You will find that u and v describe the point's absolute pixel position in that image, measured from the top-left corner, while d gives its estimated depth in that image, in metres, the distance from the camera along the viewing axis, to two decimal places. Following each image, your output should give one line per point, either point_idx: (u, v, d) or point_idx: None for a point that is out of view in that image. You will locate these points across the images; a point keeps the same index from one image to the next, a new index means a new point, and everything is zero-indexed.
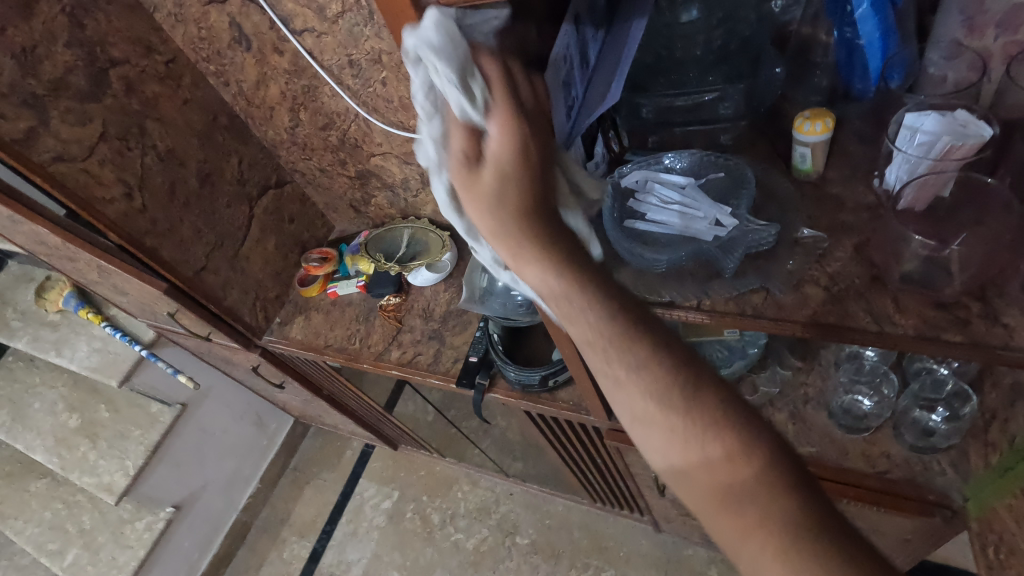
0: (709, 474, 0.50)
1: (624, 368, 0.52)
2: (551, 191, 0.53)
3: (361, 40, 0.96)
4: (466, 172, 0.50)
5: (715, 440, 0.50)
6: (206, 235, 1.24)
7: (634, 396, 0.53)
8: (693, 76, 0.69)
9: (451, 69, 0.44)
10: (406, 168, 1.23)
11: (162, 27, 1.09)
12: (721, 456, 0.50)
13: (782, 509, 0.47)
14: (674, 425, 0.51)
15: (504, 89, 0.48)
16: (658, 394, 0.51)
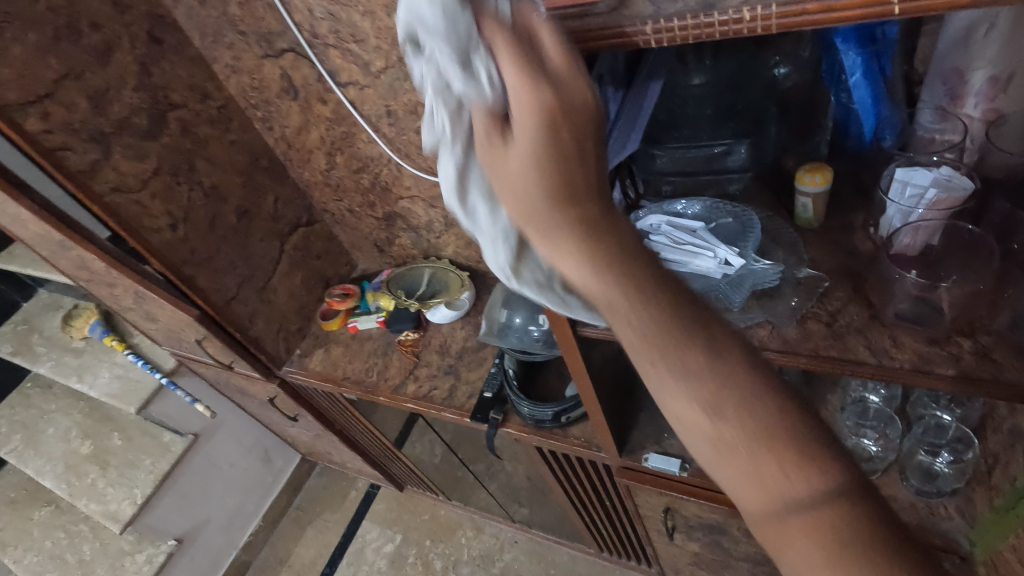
0: (785, 508, 0.43)
1: (686, 394, 0.46)
2: (574, 174, 0.47)
3: (400, 93, 1.06)
4: (482, 147, 0.48)
5: (796, 466, 0.43)
6: (240, 267, 1.31)
7: (696, 412, 0.46)
8: (704, 134, 0.73)
9: (448, 44, 0.44)
10: (431, 211, 1.30)
11: (218, 76, 1.19)
12: (795, 481, 0.43)
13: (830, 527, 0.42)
14: (744, 451, 0.45)
15: (514, 50, 0.45)
16: (731, 408, 0.45)
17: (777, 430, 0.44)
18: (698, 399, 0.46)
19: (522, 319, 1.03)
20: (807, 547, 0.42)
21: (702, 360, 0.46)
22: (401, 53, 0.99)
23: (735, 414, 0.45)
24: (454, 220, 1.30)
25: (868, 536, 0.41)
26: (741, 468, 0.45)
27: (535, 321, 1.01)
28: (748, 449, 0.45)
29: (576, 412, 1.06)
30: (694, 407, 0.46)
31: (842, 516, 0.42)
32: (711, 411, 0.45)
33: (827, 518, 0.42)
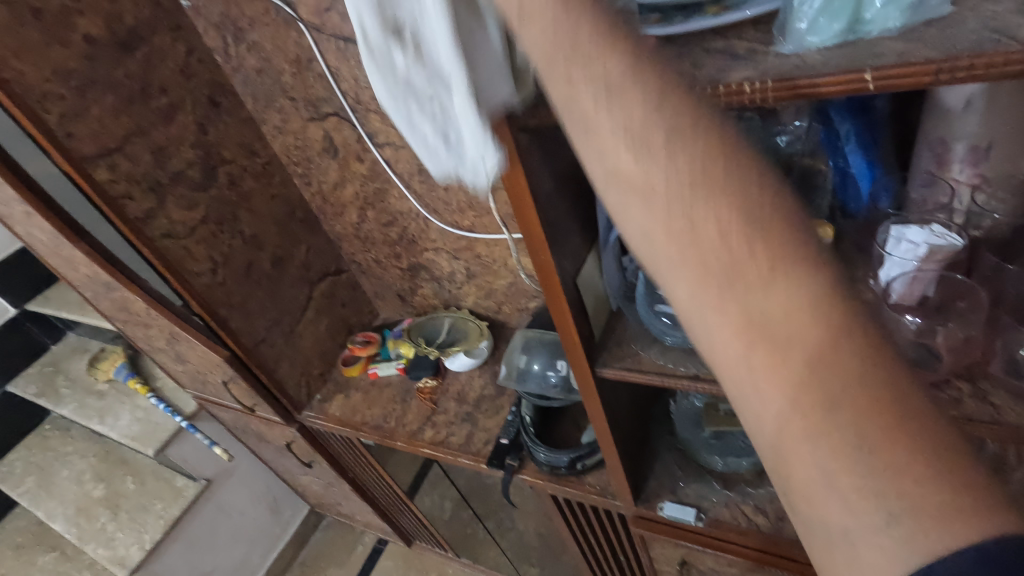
0: (763, 338, 0.36)
1: (668, 202, 0.37)
2: None
3: None
4: None
5: (782, 281, 0.36)
6: (270, 311, 1.37)
7: (677, 223, 0.37)
8: None
9: None
10: (454, 262, 1.37)
11: (265, 136, 1.30)
12: (778, 307, 0.36)
13: (809, 340, 0.35)
14: (724, 272, 0.37)
15: None
16: (711, 221, 0.36)
17: (772, 248, 0.36)
18: (681, 210, 0.37)
19: (541, 365, 1.07)
20: (791, 391, 0.36)
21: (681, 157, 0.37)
22: None
23: (719, 228, 0.36)
24: (475, 271, 1.37)
25: (865, 381, 0.34)
26: (711, 271, 0.37)
27: (554, 366, 1.06)
28: (731, 271, 0.37)
29: (592, 460, 1.08)
30: (666, 221, 0.37)
31: (832, 355, 0.35)
32: (696, 224, 0.37)
33: (817, 354, 0.35)
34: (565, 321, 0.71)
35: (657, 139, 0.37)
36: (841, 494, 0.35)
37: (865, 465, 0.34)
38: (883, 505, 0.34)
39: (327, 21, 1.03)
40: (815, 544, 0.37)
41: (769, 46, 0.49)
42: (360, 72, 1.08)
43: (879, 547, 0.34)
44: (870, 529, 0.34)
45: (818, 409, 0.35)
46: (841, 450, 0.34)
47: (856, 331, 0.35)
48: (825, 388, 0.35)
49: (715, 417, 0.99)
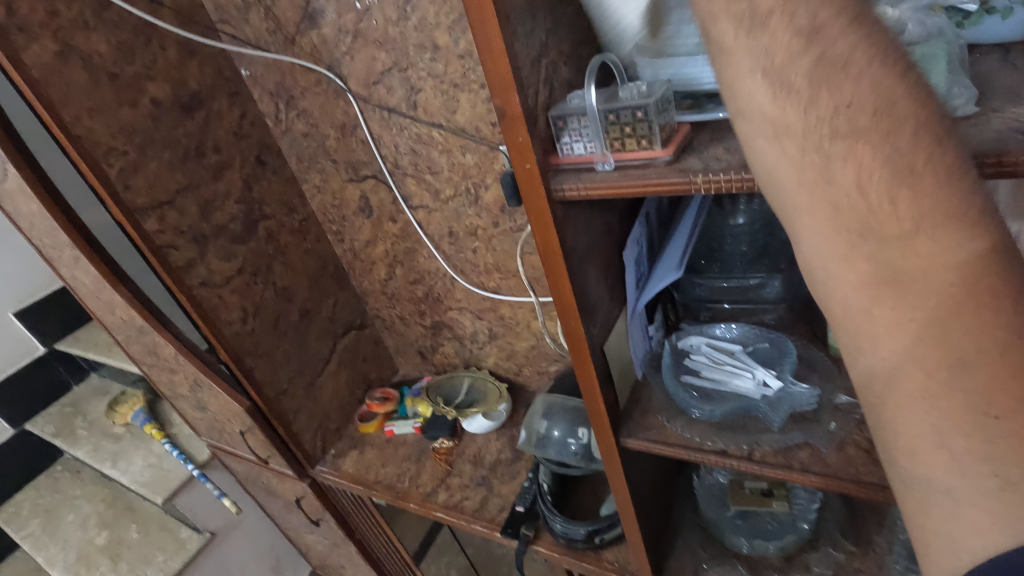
0: (898, 292, 0.36)
1: (909, 152, 0.34)
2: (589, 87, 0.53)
3: (463, 217, 1.20)
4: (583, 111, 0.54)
5: (923, 234, 0.34)
6: (294, 362, 1.39)
7: (847, 162, 0.35)
8: (739, 268, 0.84)
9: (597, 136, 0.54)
10: (477, 322, 1.39)
11: (305, 194, 1.37)
12: (926, 256, 0.34)
13: (953, 283, 0.34)
14: (886, 212, 0.35)
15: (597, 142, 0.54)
16: (854, 142, 0.35)
17: (941, 205, 0.34)
18: (867, 155, 0.35)
19: (561, 432, 1.06)
20: (925, 341, 0.35)
21: (881, 97, 0.34)
22: (470, 185, 1.13)
23: (872, 170, 0.35)
24: (498, 331, 1.38)
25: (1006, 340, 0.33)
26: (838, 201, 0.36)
27: (574, 433, 1.04)
28: (877, 213, 0.35)
29: (611, 534, 1.04)
30: (868, 152, 0.35)
31: (971, 306, 0.34)
32: (879, 163, 0.34)
33: (949, 300, 0.34)
34: (592, 388, 0.71)
35: (862, 68, 0.34)
36: (949, 448, 0.35)
37: (969, 421, 0.34)
38: (995, 472, 0.34)
39: (373, 93, 1.10)
40: (913, 503, 0.38)
41: None
42: (401, 140, 1.14)
43: (984, 518, 0.34)
44: (980, 493, 0.34)
45: (945, 369, 0.35)
46: (960, 408, 0.35)
47: (992, 284, 0.34)
48: (956, 333, 0.34)
49: (743, 496, 0.97)
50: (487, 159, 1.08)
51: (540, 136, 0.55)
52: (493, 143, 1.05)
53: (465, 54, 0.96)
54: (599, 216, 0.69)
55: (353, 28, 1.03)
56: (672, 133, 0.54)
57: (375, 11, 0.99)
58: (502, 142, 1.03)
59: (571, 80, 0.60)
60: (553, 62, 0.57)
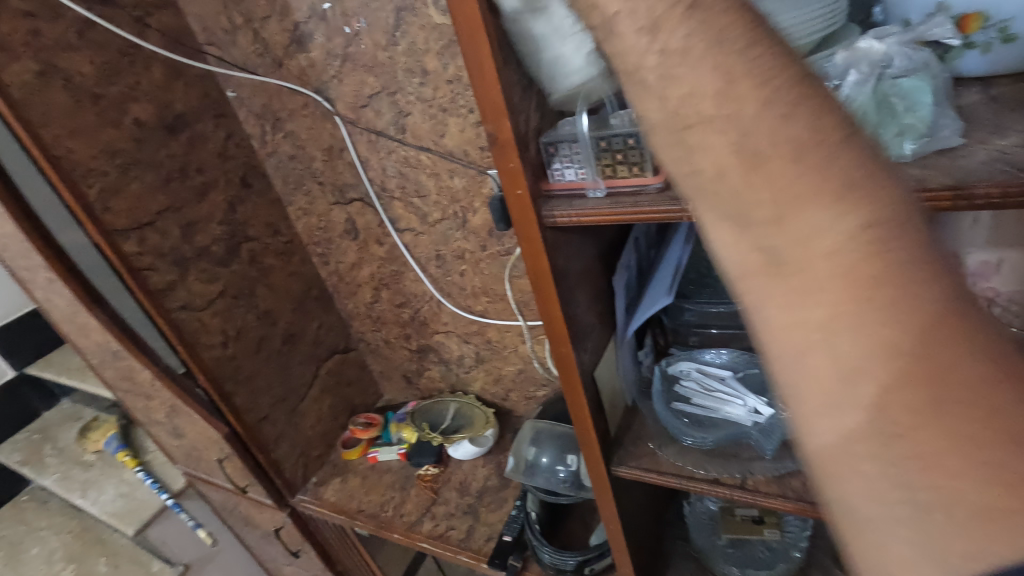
0: (781, 283, 0.29)
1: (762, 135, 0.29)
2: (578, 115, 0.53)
3: (451, 240, 1.19)
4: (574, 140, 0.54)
5: (803, 211, 0.28)
6: (276, 387, 1.35)
7: (701, 157, 0.30)
8: (728, 292, 0.80)
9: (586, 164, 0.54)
10: (464, 346, 1.37)
11: (290, 216, 1.35)
12: (802, 241, 0.28)
13: (837, 270, 0.28)
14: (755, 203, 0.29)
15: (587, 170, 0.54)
16: (722, 112, 0.29)
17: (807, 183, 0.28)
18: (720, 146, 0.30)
19: (549, 459, 1.04)
20: (816, 344, 0.29)
21: (729, 75, 0.29)
22: (458, 209, 1.13)
23: (730, 158, 0.29)
24: (485, 355, 1.36)
25: (899, 330, 0.28)
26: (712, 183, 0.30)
27: (563, 460, 1.03)
28: (740, 207, 0.30)
29: (601, 564, 1.02)
30: (722, 141, 0.30)
31: (866, 301, 0.28)
32: (732, 149, 0.29)
33: (842, 293, 0.28)
34: (582, 415, 0.70)
35: (708, 43, 0.29)
36: (860, 474, 0.30)
37: (881, 443, 0.29)
38: (912, 502, 0.28)
39: (361, 116, 1.10)
40: (846, 536, 0.32)
41: None
42: (389, 162, 1.13)
43: (911, 556, 0.29)
44: (898, 525, 0.29)
45: (840, 377, 0.29)
46: (864, 427, 0.29)
47: (886, 268, 0.28)
48: (854, 338, 0.29)
49: (732, 523, 0.97)
50: (476, 183, 1.07)
51: (531, 162, 0.54)
52: (481, 167, 1.04)
53: (454, 79, 0.97)
54: (589, 241, 0.69)
55: (342, 52, 1.03)
56: None
57: (364, 36, 0.99)
58: (491, 166, 1.03)
59: (562, 107, 0.61)
60: (545, 89, 0.57)
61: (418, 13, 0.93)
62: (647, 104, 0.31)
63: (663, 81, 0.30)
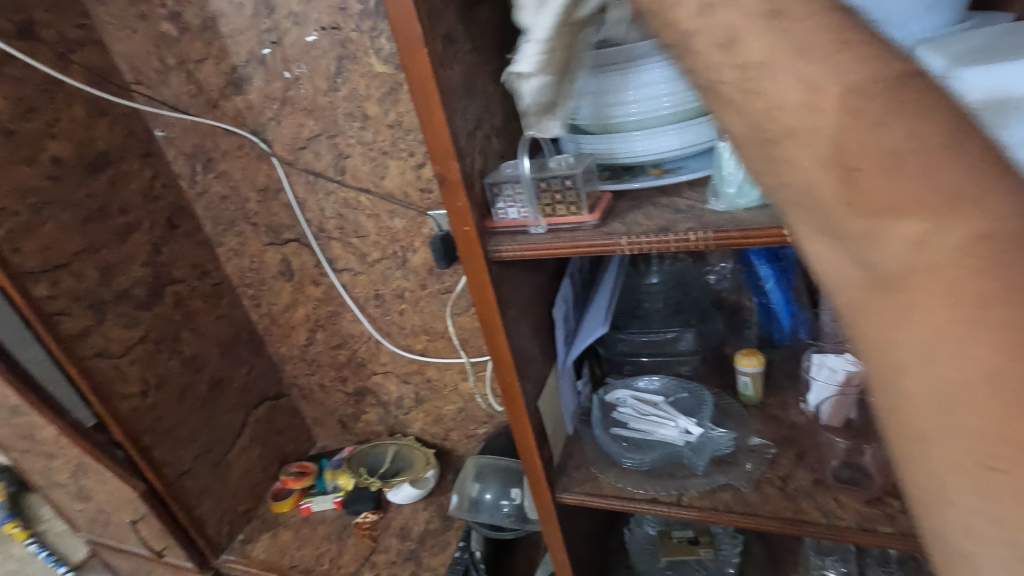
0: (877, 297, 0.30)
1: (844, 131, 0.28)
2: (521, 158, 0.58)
3: (390, 279, 1.20)
4: (514, 181, 0.58)
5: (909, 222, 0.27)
6: (200, 438, 1.27)
7: (800, 175, 0.30)
8: (657, 322, 0.90)
9: (529, 203, 0.58)
10: (403, 386, 1.36)
11: (219, 258, 1.31)
12: (907, 259, 0.28)
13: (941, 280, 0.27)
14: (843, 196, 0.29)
15: (529, 209, 0.59)
16: (836, 115, 0.28)
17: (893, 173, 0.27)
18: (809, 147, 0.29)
19: (493, 494, 1.04)
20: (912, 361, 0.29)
21: (855, 102, 0.27)
22: (397, 248, 1.15)
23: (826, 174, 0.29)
24: (424, 395, 1.36)
25: (983, 328, 0.27)
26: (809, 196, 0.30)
27: (507, 494, 1.03)
28: (830, 209, 0.29)
29: None
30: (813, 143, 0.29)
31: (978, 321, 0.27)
32: (825, 161, 0.29)
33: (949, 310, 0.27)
34: (528, 444, 0.72)
35: (814, 53, 0.28)
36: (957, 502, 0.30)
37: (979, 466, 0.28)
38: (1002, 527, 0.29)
39: (299, 158, 1.10)
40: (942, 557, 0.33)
41: (706, 205, 0.55)
42: (327, 204, 1.14)
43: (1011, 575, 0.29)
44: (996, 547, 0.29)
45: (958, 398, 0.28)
46: (963, 457, 0.29)
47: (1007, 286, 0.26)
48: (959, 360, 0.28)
49: (670, 546, 1.00)
50: (416, 223, 1.10)
51: (477, 202, 0.58)
52: (421, 208, 1.08)
53: (395, 124, 1.00)
54: (528, 275, 0.73)
55: (281, 95, 1.04)
56: (596, 201, 0.59)
57: (305, 80, 1.01)
58: (431, 208, 1.07)
59: (503, 151, 0.66)
60: (487, 134, 0.62)
61: (360, 62, 0.96)
62: (736, 123, 0.31)
63: (748, 96, 0.30)
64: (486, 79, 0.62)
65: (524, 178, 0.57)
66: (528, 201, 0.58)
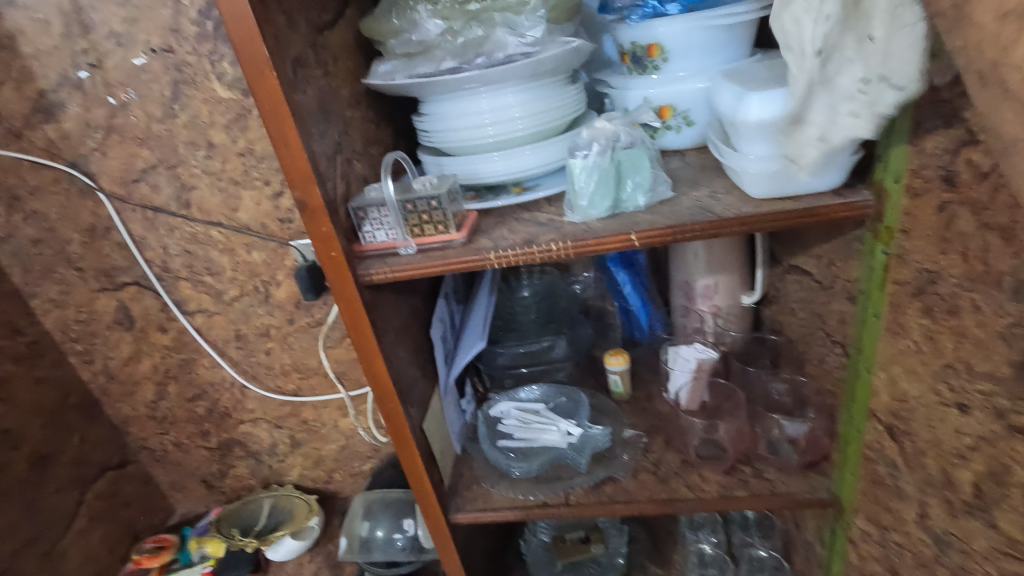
0: None
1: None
2: (384, 183, 0.57)
3: (253, 317, 1.11)
4: (380, 206, 0.58)
5: None
6: (21, 527, 1.06)
7: None
8: (531, 333, 0.96)
9: (399, 226, 0.58)
10: (275, 432, 1.26)
11: (35, 311, 1.11)
12: None
13: None
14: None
15: (399, 233, 0.59)
16: None
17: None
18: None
19: (385, 530, 1.00)
20: None
21: None
22: (258, 282, 1.07)
23: None
24: (301, 438, 1.27)
25: None
26: None
27: (400, 527, 1.00)
28: None
29: None
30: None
31: None
32: None
33: None
34: (416, 469, 0.71)
35: None
36: None
37: None
38: None
39: (134, 191, 0.99)
40: None
41: (563, 218, 0.59)
42: (171, 241, 1.04)
43: None
44: None
45: None
46: None
47: None
48: None
49: (565, 548, 1.04)
50: (277, 255, 1.03)
51: (342, 226, 0.57)
52: (283, 239, 1.02)
53: (245, 152, 0.94)
54: (402, 298, 0.72)
55: (105, 123, 0.93)
56: (463, 219, 0.61)
57: (134, 107, 0.92)
58: (293, 238, 1.01)
59: (365, 175, 0.65)
60: (347, 158, 0.61)
61: (199, 87, 0.90)
62: None
63: None
64: (342, 103, 0.62)
65: (390, 202, 0.57)
66: (398, 225, 0.58)
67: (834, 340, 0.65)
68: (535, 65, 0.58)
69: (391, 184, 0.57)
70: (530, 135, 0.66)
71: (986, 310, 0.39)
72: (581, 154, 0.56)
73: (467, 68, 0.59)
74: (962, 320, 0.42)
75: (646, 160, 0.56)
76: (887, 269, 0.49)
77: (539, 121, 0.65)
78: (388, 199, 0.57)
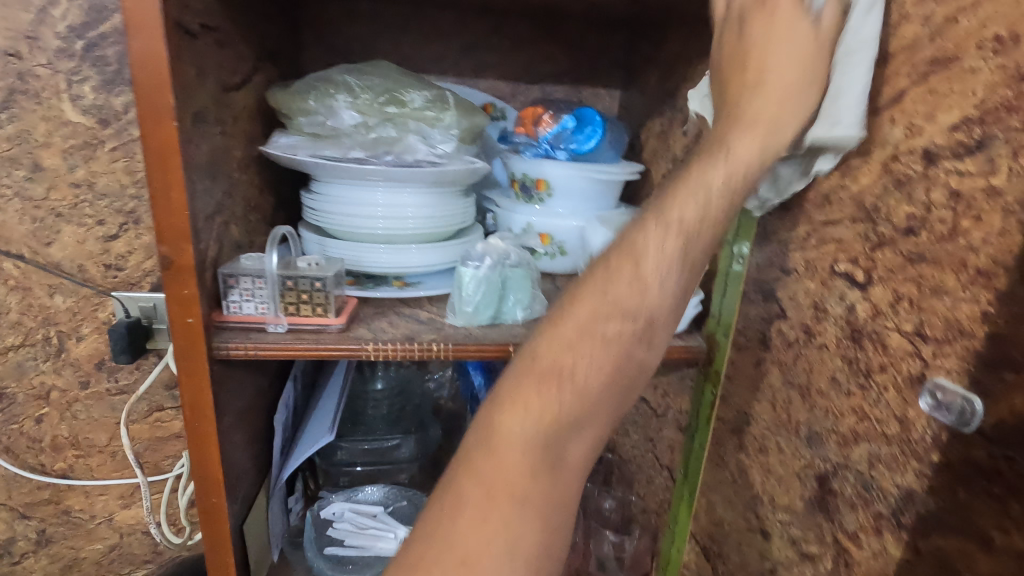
0: (540, 387, 0.35)
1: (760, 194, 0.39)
2: (269, 256, 0.55)
3: (30, 373, 0.90)
4: (256, 280, 0.54)
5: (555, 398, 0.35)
6: None
7: (587, 356, 0.36)
8: (381, 430, 0.91)
9: (274, 302, 0.55)
10: (18, 523, 0.98)
11: None
12: (574, 356, 0.36)
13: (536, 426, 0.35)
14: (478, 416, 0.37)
15: (275, 309, 0.55)
16: (542, 387, 0.35)
17: (598, 390, 0.36)
18: (745, 177, 0.39)
19: None
20: (560, 394, 0.35)
21: (544, 386, 0.35)
22: (52, 332, 0.88)
23: (563, 369, 0.36)
24: (54, 534, 1.00)
25: (574, 388, 0.35)
26: (533, 406, 0.35)
27: None
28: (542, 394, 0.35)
29: None
30: (529, 407, 0.35)
31: (592, 374, 0.36)
32: (541, 377, 0.36)
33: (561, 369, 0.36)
34: None
35: (567, 395, 0.35)
36: (538, 397, 0.35)
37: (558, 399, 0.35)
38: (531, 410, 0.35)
39: None
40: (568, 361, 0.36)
41: (445, 319, 0.61)
42: None
43: (529, 405, 0.35)
44: (542, 405, 0.35)
45: (547, 393, 0.35)
46: (543, 388, 0.35)
47: (577, 374, 0.36)
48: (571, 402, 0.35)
49: None
50: (87, 304, 0.87)
51: (206, 291, 0.52)
52: (102, 288, 0.87)
53: (82, 183, 0.82)
54: (253, 375, 0.66)
55: None
56: (343, 305, 0.59)
57: None
58: (116, 288, 0.87)
59: (240, 240, 0.61)
60: (226, 221, 0.57)
61: (44, 103, 0.78)
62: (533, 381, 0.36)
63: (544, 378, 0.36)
64: (233, 164, 0.59)
65: (271, 275, 0.54)
66: (274, 301, 0.55)
67: (662, 464, 0.72)
68: (439, 174, 0.62)
69: (275, 258, 0.54)
70: (419, 237, 0.68)
71: (786, 452, 0.48)
72: (473, 264, 0.60)
73: (373, 162, 0.61)
74: (768, 458, 0.51)
75: (528, 281, 0.62)
76: (711, 410, 0.59)
77: (429, 224, 0.67)
78: (270, 273, 0.54)
